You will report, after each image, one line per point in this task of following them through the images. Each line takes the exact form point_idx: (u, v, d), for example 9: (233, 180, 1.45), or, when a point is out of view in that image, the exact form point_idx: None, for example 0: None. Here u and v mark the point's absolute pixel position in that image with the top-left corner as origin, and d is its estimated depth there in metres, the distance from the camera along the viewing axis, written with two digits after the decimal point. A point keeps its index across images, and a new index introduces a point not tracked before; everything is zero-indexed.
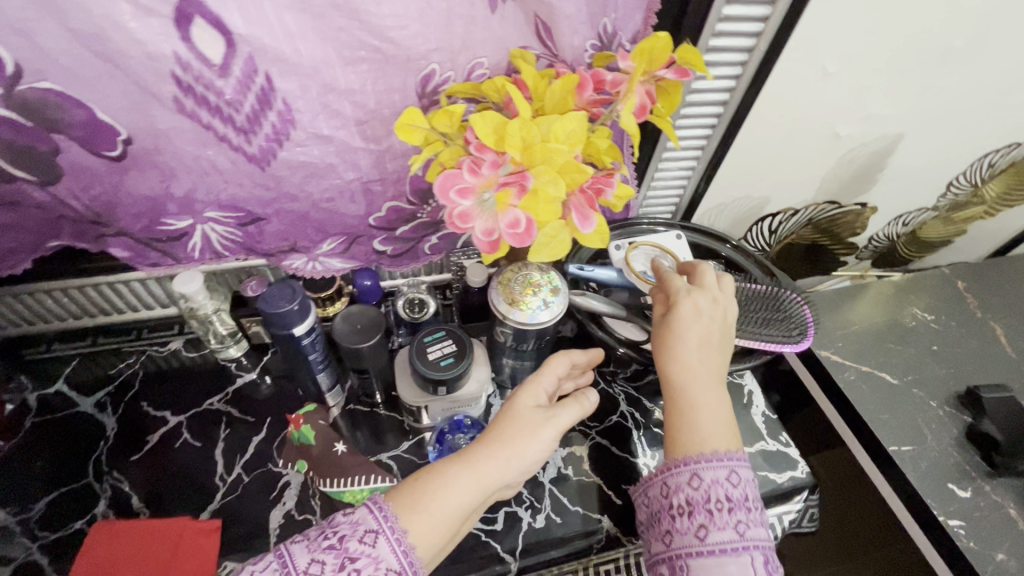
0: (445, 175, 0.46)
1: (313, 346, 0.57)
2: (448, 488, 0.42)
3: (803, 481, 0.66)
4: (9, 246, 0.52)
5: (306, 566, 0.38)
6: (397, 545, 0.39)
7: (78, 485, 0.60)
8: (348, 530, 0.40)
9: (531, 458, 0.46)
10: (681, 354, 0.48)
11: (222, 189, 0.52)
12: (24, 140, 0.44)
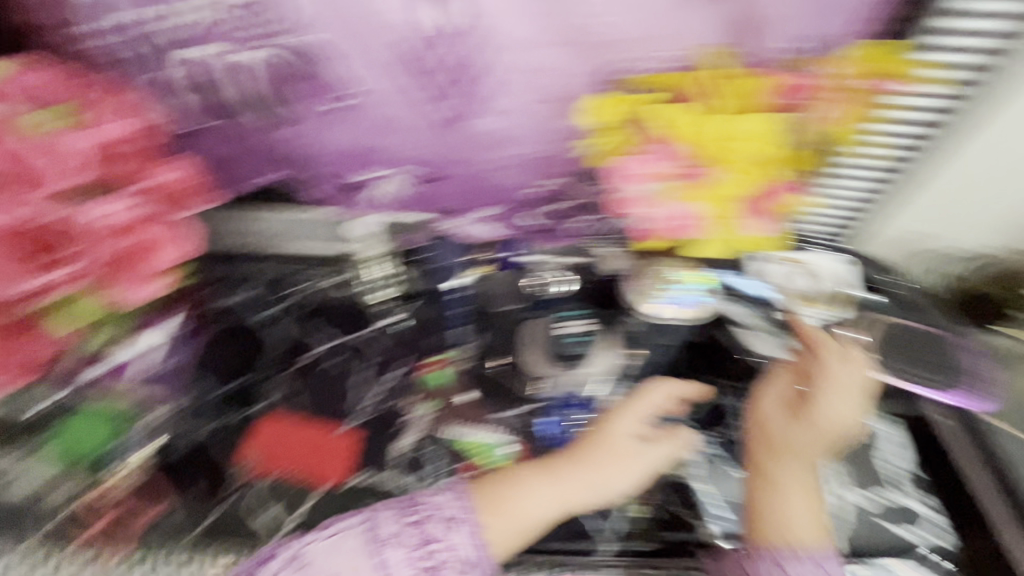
0: (623, 161, 0.54)
1: (465, 295, 0.64)
2: (531, 496, 0.51)
3: (927, 541, 0.53)
4: (241, 174, 0.62)
5: (390, 535, 0.48)
6: (472, 535, 0.49)
7: (213, 395, 0.62)
8: (438, 514, 0.49)
9: (614, 490, 0.53)
10: (769, 447, 0.52)
11: (412, 147, 0.61)
12: (285, 86, 0.55)
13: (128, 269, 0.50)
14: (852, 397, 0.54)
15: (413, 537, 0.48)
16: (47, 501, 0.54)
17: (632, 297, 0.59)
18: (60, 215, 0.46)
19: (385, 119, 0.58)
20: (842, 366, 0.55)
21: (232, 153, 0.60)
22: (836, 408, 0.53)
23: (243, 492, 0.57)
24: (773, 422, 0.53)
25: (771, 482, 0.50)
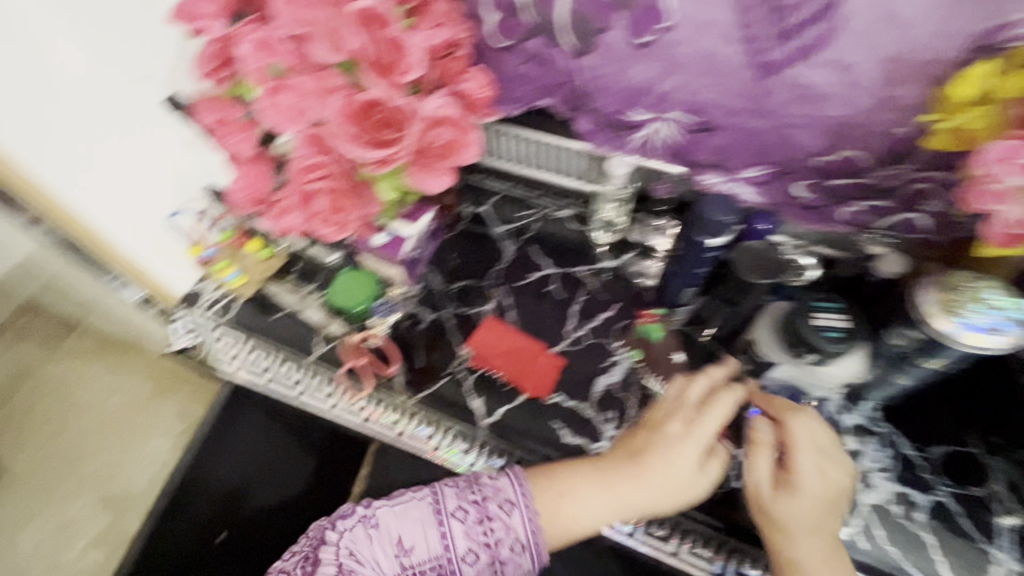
0: (1000, 147, 0.44)
1: (709, 259, 0.60)
2: (584, 505, 0.56)
3: None
4: (520, 96, 0.63)
5: (454, 509, 0.58)
6: (528, 521, 0.57)
7: (462, 287, 0.76)
8: (491, 493, 0.58)
9: (655, 506, 0.56)
10: (787, 525, 0.52)
11: (704, 93, 0.55)
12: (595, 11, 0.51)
13: (429, 165, 0.56)
14: (825, 466, 0.54)
15: (473, 514, 0.57)
16: (331, 330, 0.73)
17: (918, 308, 0.52)
18: (395, 105, 0.52)
19: (701, 56, 0.52)
20: (804, 424, 0.55)
21: (529, 74, 0.61)
22: (833, 480, 0.53)
23: (457, 378, 0.69)
24: (784, 499, 0.53)
25: (798, 559, 0.52)
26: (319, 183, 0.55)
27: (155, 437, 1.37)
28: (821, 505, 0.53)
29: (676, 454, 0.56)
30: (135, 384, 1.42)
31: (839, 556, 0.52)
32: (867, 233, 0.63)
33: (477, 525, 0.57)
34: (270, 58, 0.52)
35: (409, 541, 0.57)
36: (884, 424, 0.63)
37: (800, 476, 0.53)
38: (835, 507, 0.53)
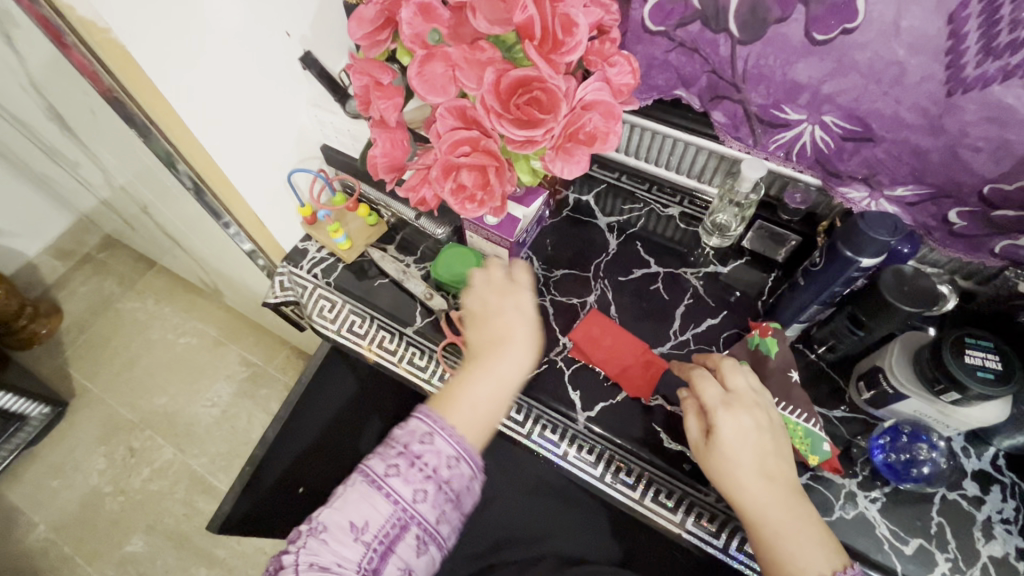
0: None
1: (851, 279, 0.56)
2: (480, 390, 0.58)
3: None
4: (657, 83, 0.63)
5: (386, 471, 0.52)
6: (452, 438, 0.54)
7: (566, 273, 0.75)
8: (409, 438, 0.54)
9: (511, 378, 0.59)
10: (734, 473, 0.51)
11: (872, 100, 0.52)
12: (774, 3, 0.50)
13: (570, 151, 0.54)
14: (745, 406, 0.55)
15: (405, 464, 0.52)
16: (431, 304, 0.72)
17: None
18: (552, 86, 0.49)
19: (884, 62, 0.49)
20: (736, 378, 0.57)
21: (675, 61, 0.60)
22: (752, 420, 0.54)
23: (555, 367, 0.68)
24: (721, 449, 0.53)
25: (762, 509, 0.50)
26: (463, 161, 0.53)
27: (220, 379, 1.43)
28: (756, 447, 0.53)
29: (496, 319, 0.62)
30: (203, 328, 1.49)
31: (796, 496, 0.51)
32: (1016, 270, 0.58)
33: (415, 470, 0.53)
34: (432, 25, 0.51)
35: (361, 519, 0.50)
36: (1010, 473, 0.59)
37: (724, 424, 0.53)
38: (764, 443, 0.53)
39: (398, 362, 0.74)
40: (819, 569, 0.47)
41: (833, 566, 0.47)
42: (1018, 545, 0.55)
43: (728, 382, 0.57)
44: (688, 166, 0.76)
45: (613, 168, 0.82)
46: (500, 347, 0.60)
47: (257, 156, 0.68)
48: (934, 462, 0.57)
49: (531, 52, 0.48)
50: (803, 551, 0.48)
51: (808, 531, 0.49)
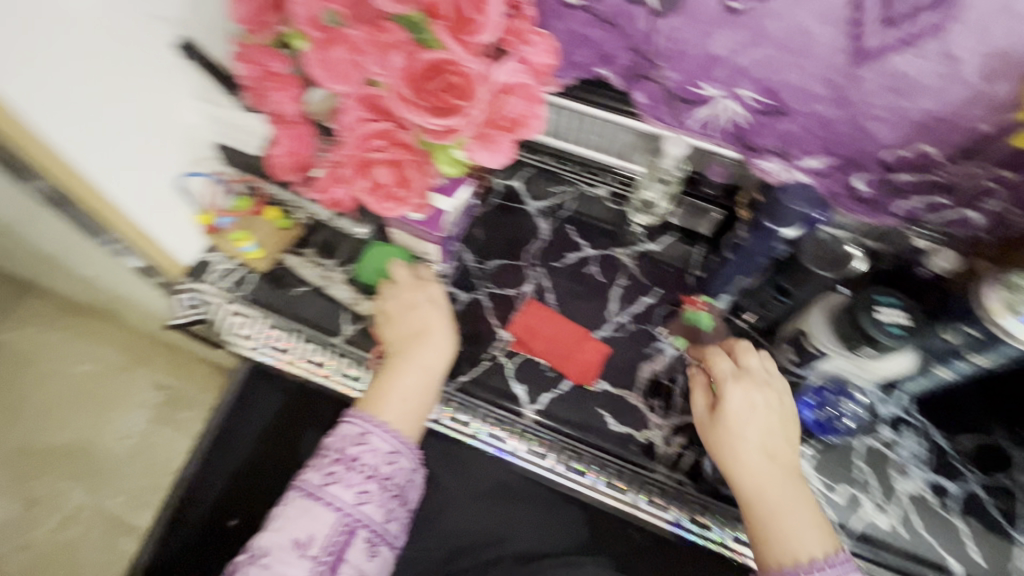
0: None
1: (774, 250, 0.58)
2: (406, 384, 0.59)
3: None
4: (577, 60, 0.61)
5: (322, 482, 0.54)
6: (387, 433, 0.56)
7: (501, 262, 0.73)
8: (344, 443, 0.55)
9: (436, 369, 0.61)
10: (738, 449, 0.53)
11: (784, 74, 0.53)
12: None
13: (493, 138, 0.51)
14: (758, 386, 0.56)
15: (343, 470, 0.54)
16: (358, 310, 0.68)
17: (980, 305, 0.53)
18: (466, 69, 0.45)
19: (795, 33, 0.49)
20: (751, 359, 0.57)
21: (595, 37, 0.57)
22: (764, 400, 0.55)
23: (497, 362, 0.66)
24: (729, 424, 0.54)
25: (761, 488, 0.51)
26: (378, 156, 0.48)
27: (133, 407, 1.27)
28: (763, 427, 0.54)
29: (412, 315, 0.63)
30: (103, 353, 1.30)
31: (796, 478, 0.52)
32: (914, 227, 0.64)
33: (354, 474, 0.54)
34: (325, 4, 0.45)
35: (304, 535, 0.51)
36: (918, 416, 0.64)
37: (734, 400, 0.55)
38: (772, 424, 0.54)
39: (326, 377, 0.68)
40: (810, 549, 0.48)
41: (824, 549, 0.48)
42: (927, 478, 0.61)
43: (742, 362, 0.57)
44: (608, 145, 0.73)
45: (532, 149, 0.77)
46: (420, 341, 0.61)
47: (133, 160, 0.59)
48: (854, 414, 0.62)
49: (440, 33, 0.44)
50: (797, 533, 0.49)
51: (801, 511, 0.50)
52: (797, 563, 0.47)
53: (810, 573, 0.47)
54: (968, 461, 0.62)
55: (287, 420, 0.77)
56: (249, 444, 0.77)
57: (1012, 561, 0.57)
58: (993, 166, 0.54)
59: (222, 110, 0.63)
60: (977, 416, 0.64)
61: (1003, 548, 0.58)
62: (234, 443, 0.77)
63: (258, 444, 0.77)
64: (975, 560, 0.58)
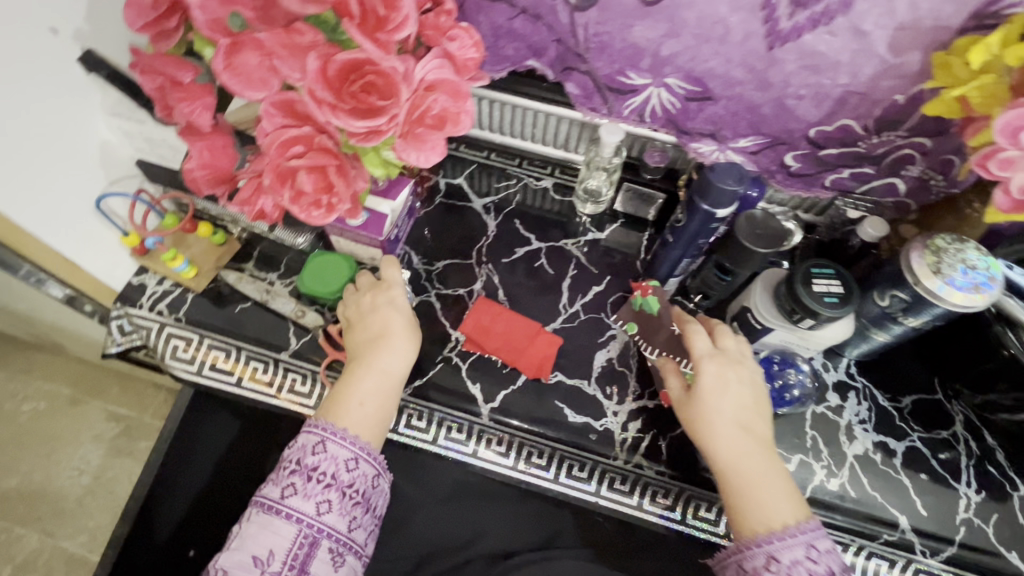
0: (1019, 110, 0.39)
1: (712, 231, 0.59)
2: (366, 389, 0.56)
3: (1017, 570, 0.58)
4: (507, 54, 0.60)
5: (281, 494, 0.51)
6: (346, 440, 0.53)
7: (450, 261, 0.72)
8: (300, 454, 0.52)
9: (396, 373, 0.58)
10: (713, 423, 0.53)
11: (706, 60, 0.54)
12: None
13: (421, 136, 0.49)
14: (731, 362, 0.56)
15: (302, 481, 0.51)
16: (304, 322, 0.65)
17: (909, 270, 0.55)
18: (385, 68, 0.43)
19: (710, 21, 0.50)
20: (728, 339, 0.57)
21: (520, 29, 0.57)
22: (738, 377, 0.55)
23: (451, 363, 0.65)
24: (703, 399, 0.54)
25: (736, 461, 0.51)
26: (298, 163, 0.47)
27: (86, 441, 1.18)
28: (738, 401, 0.54)
29: (372, 317, 0.60)
30: (52, 387, 1.21)
31: (770, 451, 0.52)
32: (846, 197, 0.65)
33: (314, 483, 0.51)
34: (230, 7, 0.43)
35: (265, 551, 0.49)
36: (861, 378, 0.67)
37: (707, 376, 0.55)
38: (745, 398, 0.54)
39: (276, 393, 0.66)
40: (782, 517, 0.48)
41: (795, 516, 0.48)
42: (872, 439, 0.64)
43: (718, 342, 0.58)
44: (550, 137, 0.75)
45: (479, 146, 0.79)
46: (380, 344, 0.59)
47: (41, 186, 0.55)
48: (802, 383, 0.63)
49: (352, 31, 0.42)
50: (770, 504, 0.49)
51: (775, 482, 0.50)
52: (770, 531, 0.47)
53: (781, 539, 0.47)
54: (908, 418, 0.65)
55: (241, 447, 0.74)
56: (208, 470, 0.74)
57: (955, 511, 0.60)
58: (910, 135, 0.56)
59: (138, 124, 0.59)
60: (913, 375, 0.68)
61: (946, 499, 0.61)
62: (191, 470, 0.75)
63: (215, 471, 0.74)
64: (922, 514, 0.60)
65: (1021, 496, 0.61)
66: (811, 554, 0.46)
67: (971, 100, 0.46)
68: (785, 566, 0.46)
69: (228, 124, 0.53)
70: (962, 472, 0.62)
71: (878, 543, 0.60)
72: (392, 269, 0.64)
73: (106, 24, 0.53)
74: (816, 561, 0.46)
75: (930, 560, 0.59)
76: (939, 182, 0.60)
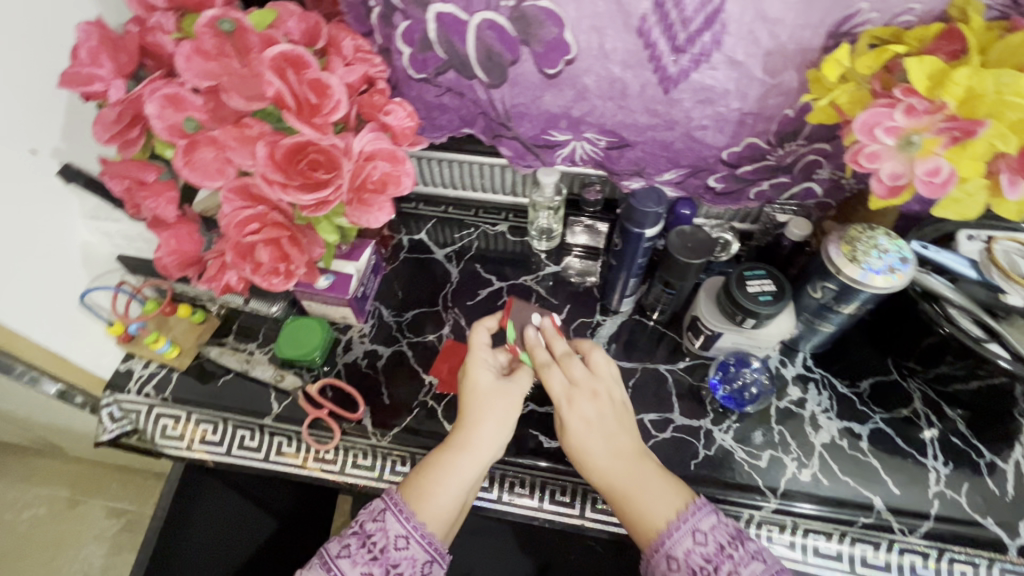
0: (872, 111, 0.45)
1: (647, 248, 0.65)
2: (452, 484, 0.54)
3: (993, 535, 0.59)
4: (442, 124, 0.68)
5: (337, 551, 0.51)
6: (404, 518, 0.52)
7: (422, 309, 0.77)
8: (365, 517, 0.53)
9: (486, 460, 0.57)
10: (586, 457, 0.56)
11: (614, 114, 0.61)
12: (501, 49, 0.56)
13: (366, 200, 0.54)
14: (597, 393, 0.57)
15: (356, 544, 0.51)
16: (284, 385, 0.70)
17: (831, 261, 0.59)
18: (325, 146, 0.49)
19: (608, 79, 0.58)
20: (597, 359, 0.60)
21: (449, 103, 0.65)
22: (597, 408, 0.56)
23: (427, 407, 0.69)
24: (575, 436, 0.56)
25: (613, 480, 0.54)
26: (255, 238, 0.52)
27: (88, 541, 1.18)
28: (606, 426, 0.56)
29: (468, 400, 0.58)
30: (49, 492, 1.19)
31: (641, 456, 0.56)
32: (772, 204, 0.72)
33: (363, 550, 0.51)
34: (184, 113, 0.48)
35: None
36: (819, 369, 0.71)
37: (573, 418, 0.56)
38: (611, 422, 0.56)
39: (264, 458, 0.69)
40: (662, 519, 0.51)
41: (673, 512, 0.52)
42: (836, 426, 0.66)
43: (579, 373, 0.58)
44: (499, 186, 0.81)
45: (437, 202, 0.85)
46: (472, 432, 0.56)
47: (29, 296, 0.61)
48: (759, 381, 0.68)
49: (290, 120, 0.48)
50: (650, 509, 0.52)
51: (650, 486, 0.53)
52: (659, 533, 0.51)
53: (664, 542, 0.51)
54: (869, 402, 0.68)
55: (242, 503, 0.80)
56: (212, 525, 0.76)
57: (926, 486, 0.62)
58: (809, 142, 0.62)
59: (113, 224, 0.64)
60: (867, 359, 0.71)
61: (915, 476, 0.63)
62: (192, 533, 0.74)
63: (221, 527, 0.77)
64: (894, 492, 0.62)
65: (986, 462, 0.63)
66: (698, 538, 0.50)
67: (841, 106, 0.50)
68: (682, 561, 0.50)
69: (195, 214, 0.59)
70: (927, 447, 0.64)
71: (857, 527, 0.61)
72: (479, 330, 0.61)
73: (78, 139, 0.59)
74: (704, 543, 0.50)
75: (910, 538, 0.60)
76: (848, 179, 0.66)
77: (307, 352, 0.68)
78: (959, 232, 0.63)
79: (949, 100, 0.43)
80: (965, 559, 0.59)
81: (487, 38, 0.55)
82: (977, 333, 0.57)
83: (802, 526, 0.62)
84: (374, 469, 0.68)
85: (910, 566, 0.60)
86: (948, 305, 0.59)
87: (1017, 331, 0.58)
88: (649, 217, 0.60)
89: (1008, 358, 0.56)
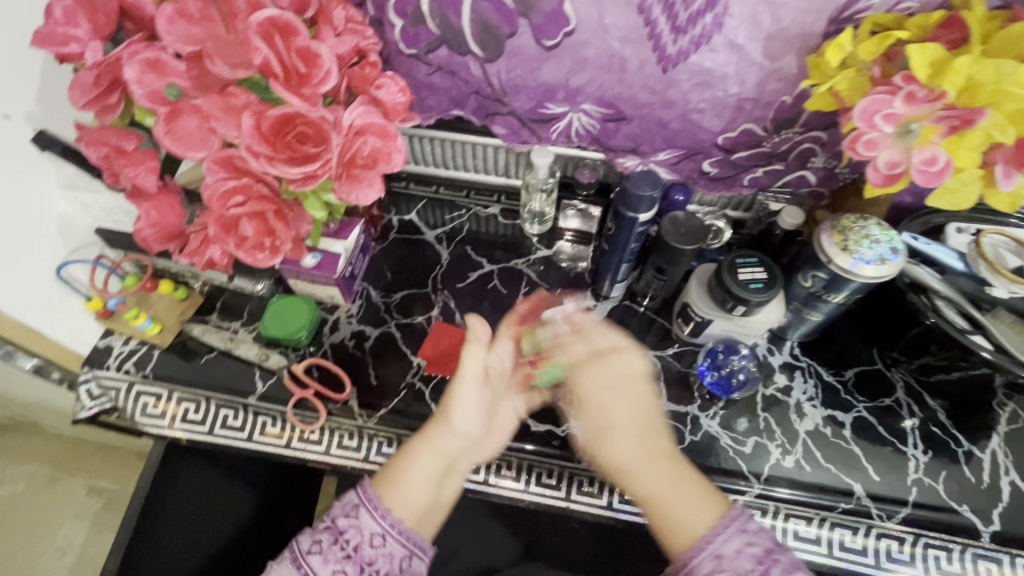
0: (872, 97, 0.45)
1: (641, 233, 0.64)
2: (416, 471, 0.55)
3: (968, 523, 0.61)
4: (430, 106, 0.67)
5: (308, 548, 0.50)
6: (375, 510, 0.52)
7: (415, 290, 0.76)
8: (338, 511, 0.52)
9: (452, 450, 0.57)
10: (627, 451, 0.56)
11: (613, 88, 0.60)
12: (498, 19, 0.54)
13: (356, 176, 0.52)
14: (637, 389, 0.59)
15: (328, 540, 0.50)
16: (268, 364, 0.69)
17: (822, 250, 0.59)
18: (314, 118, 0.47)
19: (607, 55, 0.57)
20: (624, 362, 0.60)
21: (439, 83, 0.64)
22: (632, 408, 0.58)
23: (415, 389, 0.68)
24: (615, 432, 0.57)
25: (651, 480, 0.54)
26: (240, 211, 0.51)
27: (67, 520, 1.15)
28: (642, 420, 0.58)
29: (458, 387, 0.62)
30: (28, 469, 1.16)
31: (680, 464, 0.55)
32: (765, 192, 0.72)
33: (336, 548, 0.50)
34: (166, 78, 0.46)
35: None
36: (805, 358, 0.71)
37: (608, 423, 0.58)
38: (648, 425, 0.57)
39: (247, 438, 0.68)
40: (703, 522, 0.50)
41: (716, 513, 0.51)
42: (818, 413, 0.67)
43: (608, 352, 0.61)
44: (491, 167, 0.80)
45: (428, 182, 0.83)
46: (447, 429, 0.57)
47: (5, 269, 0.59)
48: (746, 368, 0.69)
49: (278, 89, 0.45)
50: (684, 515, 0.51)
51: (688, 496, 0.53)
52: (707, 532, 0.50)
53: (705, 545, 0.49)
54: (853, 390, 0.69)
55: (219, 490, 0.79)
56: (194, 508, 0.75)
57: (905, 474, 0.63)
58: (805, 130, 0.61)
59: (91, 194, 0.63)
60: (852, 349, 0.72)
61: (896, 463, 0.64)
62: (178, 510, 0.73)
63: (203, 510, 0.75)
64: (873, 479, 0.63)
65: (964, 451, 0.64)
66: (747, 538, 0.49)
67: (840, 92, 0.49)
68: (730, 561, 0.48)
69: (176, 185, 0.58)
70: (909, 437, 0.65)
71: (838, 513, 0.62)
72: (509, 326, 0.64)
73: (54, 105, 0.57)
74: (753, 543, 0.48)
75: (888, 524, 0.61)
76: (842, 169, 0.66)
77: (292, 332, 0.67)
78: (948, 225, 0.64)
79: (948, 89, 0.43)
80: (940, 544, 0.61)
81: (484, 9, 0.54)
82: (963, 323, 0.58)
83: (783, 511, 0.63)
84: (360, 450, 0.67)
85: (887, 551, 0.61)
86: (934, 296, 0.60)
87: (1002, 325, 0.58)
88: (638, 200, 0.60)
89: (992, 349, 0.56)
